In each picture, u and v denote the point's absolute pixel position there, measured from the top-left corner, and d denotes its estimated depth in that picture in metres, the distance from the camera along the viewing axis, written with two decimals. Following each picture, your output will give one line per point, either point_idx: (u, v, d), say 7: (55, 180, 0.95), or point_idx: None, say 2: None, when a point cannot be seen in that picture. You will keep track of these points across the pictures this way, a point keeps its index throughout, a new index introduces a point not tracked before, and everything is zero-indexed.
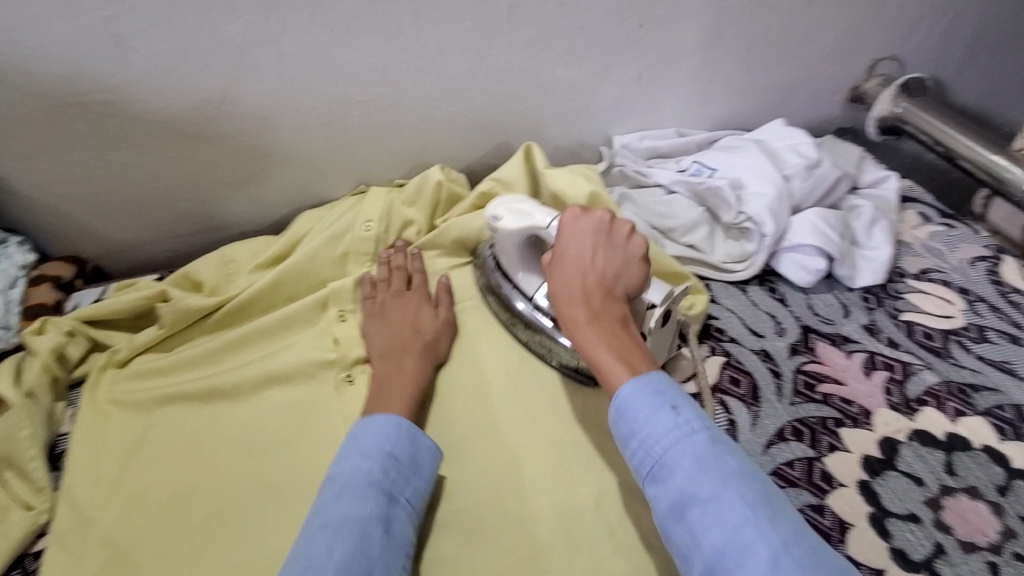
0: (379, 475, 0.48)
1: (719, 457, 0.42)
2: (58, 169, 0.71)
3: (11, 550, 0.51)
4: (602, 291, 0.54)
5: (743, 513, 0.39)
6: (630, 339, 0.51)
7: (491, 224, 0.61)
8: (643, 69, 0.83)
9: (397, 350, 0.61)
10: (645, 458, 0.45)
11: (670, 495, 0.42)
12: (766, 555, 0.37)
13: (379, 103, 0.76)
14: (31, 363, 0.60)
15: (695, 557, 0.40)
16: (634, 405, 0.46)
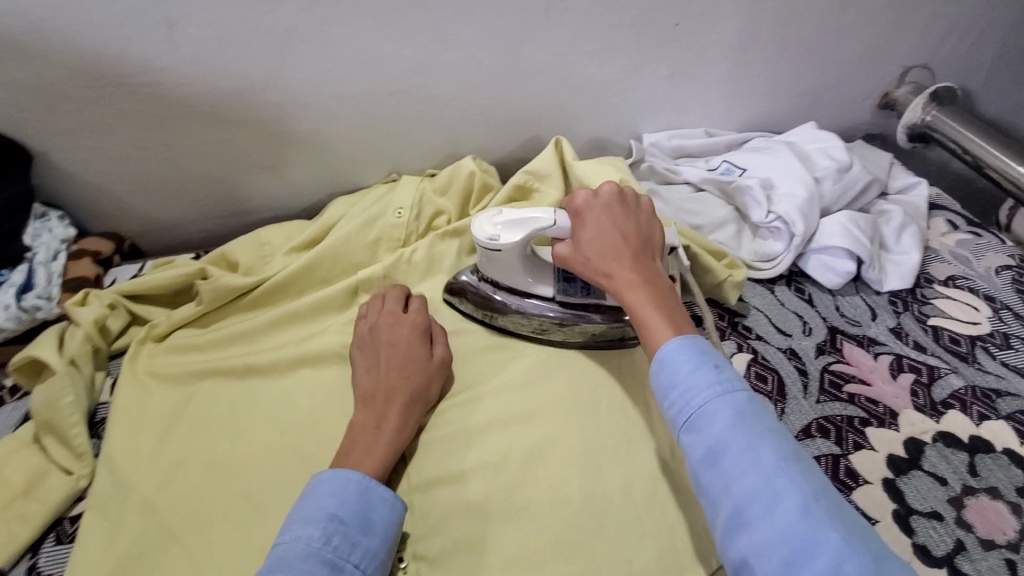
0: (320, 545, 0.44)
1: (756, 414, 0.42)
2: (100, 146, 0.72)
3: (48, 512, 0.51)
4: (635, 253, 0.55)
5: (778, 465, 0.39)
6: (668, 295, 0.52)
7: (493, 244, 0.63)
8: (676, 69, 0.84)
9: (381, 393, 0.56)
10: (682, 408, 0.44)
11: (705, 443, 0.41)
12: (796, 504, 0.37)
13: (415, 94, 0.77)
14: (74, 333, 0.60)
15: (725, 503, 0.39)
16: (680, 356, 0.45)
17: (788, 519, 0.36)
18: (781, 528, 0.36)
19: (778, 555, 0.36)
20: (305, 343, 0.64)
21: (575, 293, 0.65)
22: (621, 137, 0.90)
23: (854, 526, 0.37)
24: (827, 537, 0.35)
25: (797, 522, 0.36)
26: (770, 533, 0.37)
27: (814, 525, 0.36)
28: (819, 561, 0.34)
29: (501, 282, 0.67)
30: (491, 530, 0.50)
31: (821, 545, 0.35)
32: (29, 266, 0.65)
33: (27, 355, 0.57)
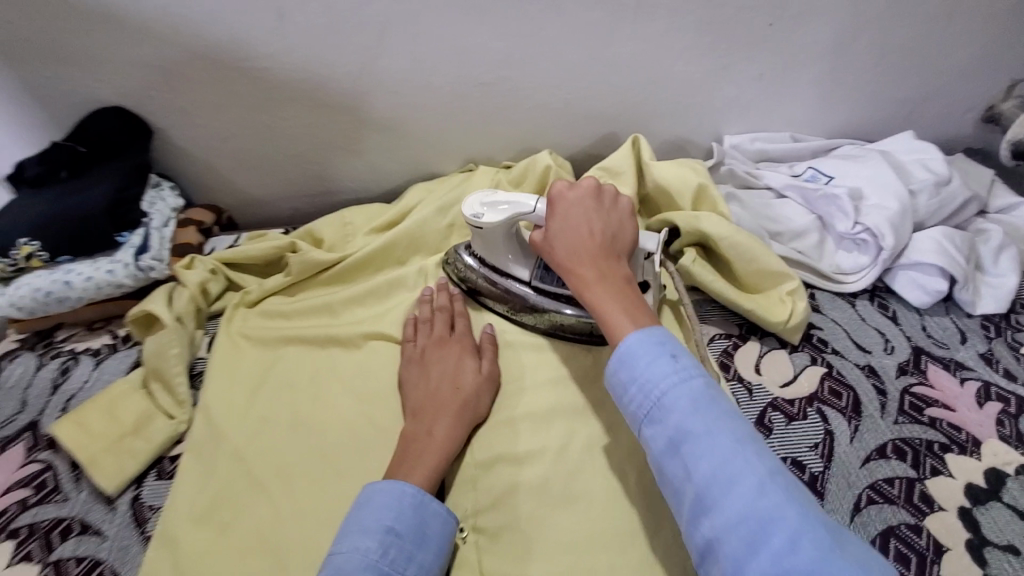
0: (377, 557, 0.45)
1: (713, 398, 0.42)
2: (210, 124, 0.79)
3: (153, 448, 0.57)
4: (603, 248, 0.53)
5: (735, 448, 0.40)
6: (631, 291, 0.51)
7: (474, 222, 0.62)
8: (765, 70, 0.82)
9: (429, 408, 0.57)
10: (642, 400, 0.44)
11: (666, 433, 0.42)
12: (755, 483, 0.38)
13: (499, 87, 0.79)
14: (182, 292, 0.67)
15: (687, 490, 0.40)
16: (639, 351, 0.45)
17: (747, 502, 0.38)
18: (740, 511, 0.37)
19: (738, 538, 0.37)
20: (381, 320, 0.68)
21: (551, 282, 0.64)
22: (699, 138, 0.89)
23: (807, 502, 0.38)
24: (782, 516, 0.37)
25: (753, 503, 0.37)
26: (729, 516, 0.38)
27: (770, 505, 0.37)
28: (776, 540, 0.36)
29: (486, 259, 0.66)
30: (547, 512, 0.52)
31: (778, 524, 0.36)
32: (145, 229, 0.70)
33: (143, 308, 0.63)
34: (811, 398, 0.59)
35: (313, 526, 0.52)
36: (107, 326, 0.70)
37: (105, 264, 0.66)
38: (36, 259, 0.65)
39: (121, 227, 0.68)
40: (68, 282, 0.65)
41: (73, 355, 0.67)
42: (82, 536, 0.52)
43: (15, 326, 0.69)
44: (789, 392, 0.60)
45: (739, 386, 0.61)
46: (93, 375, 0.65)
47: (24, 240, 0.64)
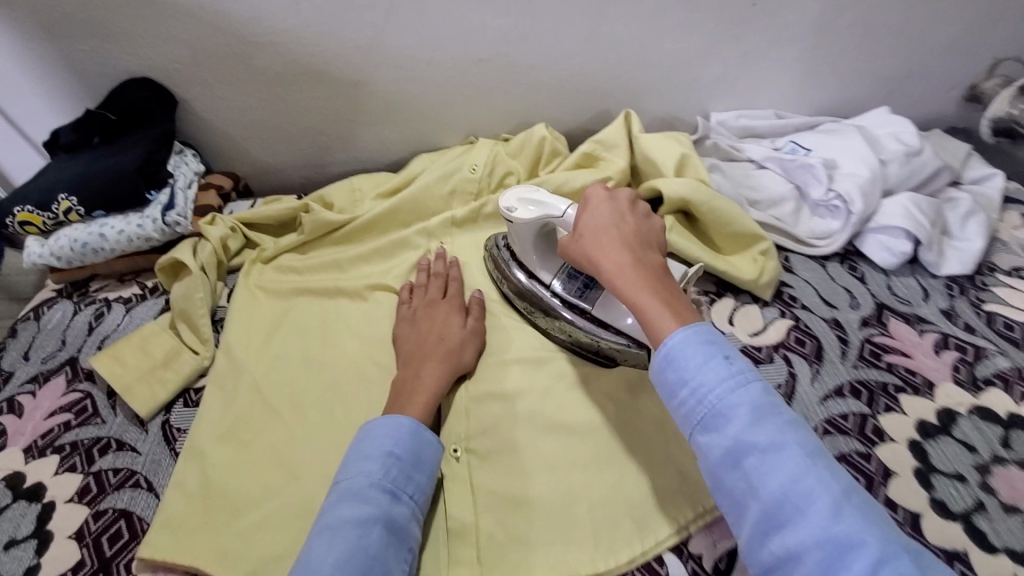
0: (380, 477, 0.47)
1: (774, 409, 0.41)
2: (230, 96, 0.85)
3: (180, 380, 0.63)
4: (634, 242, 0.53)
5: (803, 462, 0.38)
6: (669, 284, 0.50)
7: (507, 215, 0.64)
8: (751, 48, 0.87)
9: (419, 356, 0.61)
10: (695, 407, 0.43)
11: (724, 444, 0.41)
12: (827, 502, 0.37)
13: (499, 63, 0.84)
14: (205, 246, 0.73)
15: (751, 505, 0.39)
16: (687, 349, 0.44)
17: (821, 522, 0.36)
18: (815, 532, 0.36)
19: (813, 560, 0.36)
20: (385, 276, 0.74)
21: (572, 291, 0.65)
22: (689, 114, 0.94)
23: (881, 521, 0.37)
24: (861, 540, 0.35)
25: (829, 526, 0.36)
26: (805, 536, 0.36)
27: (848, 528, 0.36)
28: (856, 566, 0.34)
29: (515, 256, 0.69)
30: (532, 436, 0.57)
31: (856, 548, 0.35)
32: (171, 189, 0.76)
33: (172, 256, 0.69)
34: (777, 345, 0.64)
35: (324, 446, 0.58)
36: (135, 278, 0.76)
37: (136, 219, 0.72)
38: (74, 213, 0.72)
39: (150, 185, 0.74)
40: (102, 235, 0.71)
41: (105, 302, 0.74)
42: (119, 452, 0.58)
43: (54, 277, 0.76)
44: (759, 340, 0.65)
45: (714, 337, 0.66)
46: (124, 319, 0.71)
47: (64, 196, 0.71)
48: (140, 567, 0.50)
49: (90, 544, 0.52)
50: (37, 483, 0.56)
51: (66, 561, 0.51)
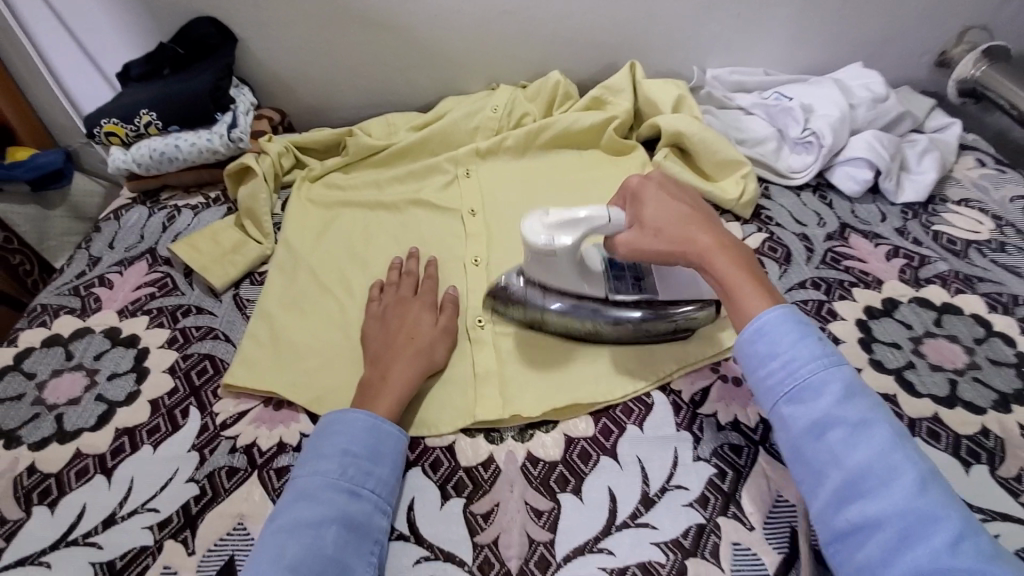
0: (336, 477, 0.48)
1: (863, 391, 0.43)
2: (281, 38, 0.96)
3: (247, 263, 0.75)
4: (706, 222, 0.54)
5: (892, 440, 0.40)
6: (748, 255, 0.52)
7: (550, 246, 0.56)
8: (744, 10, 0.97)
9: (388, 355, 0.59)
10: (784, 379, 0.44)
11: (812, 415, 0.42)
12: (913, 479, 0.38)
13: (520, 15, 0.95)
14: (265, 159, 0.85)
15: (833, 475, 0.40)
16: (781, 328, 0.45)
17: (906, 496, 0.38)
18: (898, 504, 0.38)
19: (891, 528, 0.37)
20: (418, 193, 0.85)
21: (627, 290, 0.61)
22: (687, 70, 1.05)
23: (962, 504, 0.38)
24: (945, 515, 0.37)
25: (913, 499, 0.38)
26: (888, 506, 0.38)
27: (930, 502, 0.37)
28: (937, 537, 0.36)
29: (550, 286, 0.61)
30: None
31: (938, 522, 0.37)
32: (233, 112, 0.86)
33: (239, 162, 0.81)
34: (753, 252, 0.76)
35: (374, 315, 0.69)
36: (200, 190, 0.88)
37: (206, 134, 0.84)
38: (153, 126, 0.83)
39: (218, 107, 0.85)
40: (177, 146, 0.83)
41: (176, 208, 0.85)
42: (200, 314, 0.70)
43: (131, 185, 0.88)
44: None
45: None
46: (194, 220, 0.83)
47: (145, 111, 0.83)
48: (225, 393, 0.61)
49: (182, 376, 0.63)
50: (133, 335, 0.67)
51: (163, 387, 0.62)
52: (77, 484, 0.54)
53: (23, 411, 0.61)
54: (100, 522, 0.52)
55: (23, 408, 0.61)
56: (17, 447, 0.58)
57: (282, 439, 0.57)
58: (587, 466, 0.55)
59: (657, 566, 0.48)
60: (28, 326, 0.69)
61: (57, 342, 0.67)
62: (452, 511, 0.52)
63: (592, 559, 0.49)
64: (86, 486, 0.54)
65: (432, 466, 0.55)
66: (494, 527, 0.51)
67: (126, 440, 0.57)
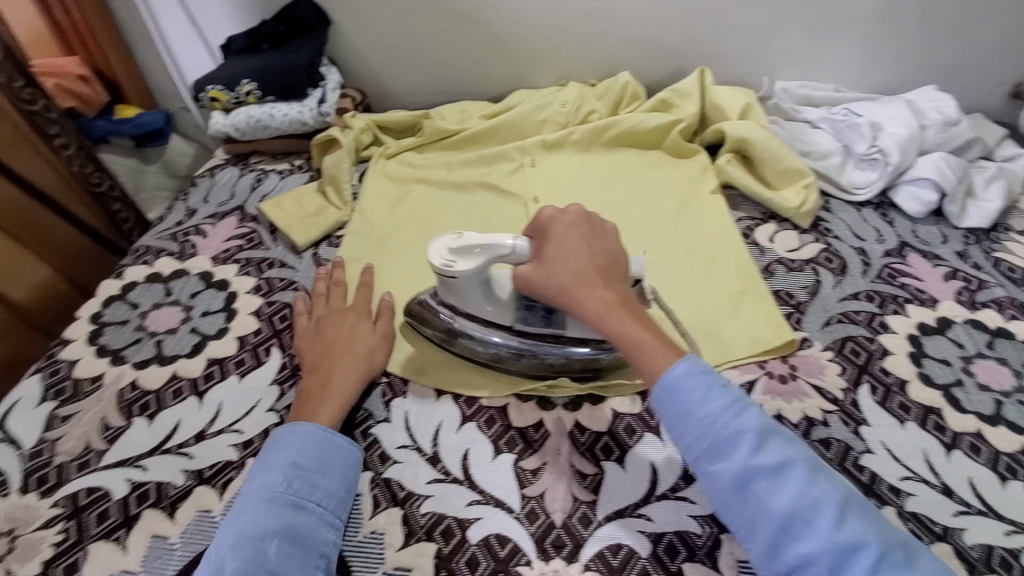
0: (280, 489, 0.48)
1: (771, 430, 0.45)
2: (371, 22, 1.02)
3: (329, 227, 0.81)
4: (606, 273, 0.53)
5: (803, 477, 0.43)
6: (641, 311, 0.53)
7: (447, 271, 0.57)
8: (818, 25, 0.99)
9: (326, 364, 0.59)
10: (700, 438, 0.46)
11: (731, 471, 0.44)
12: (832, 513, 0.41)
13: (597, 16, 0.99)
14: (349, 133, 0.91)
15: (764, 523, 0.43)
16: (689, 384, 0.47)
17: (827, 529, 0.41)
18: (822, 539, 0.41)
19: (825, 564, 0.40)
20: (486, 177, 0.90)
21: (535, 323, 0.60)
22: (754, 81, 1.06)
23: (877, 520, 0.42)
24: (864, 542, 0.40)
25: (836, 532, 0.41)
26: (817, 545, 0.41)
27: (851, 531, 0.41)
28: (861, 566, 0.39)
29: (459, 308, 0.62)
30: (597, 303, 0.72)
31: (861, 549, 0.40)
32: (323, 88, 0.94)
33: (328, 133, 0.88)
34: (809, 260, 0.77)
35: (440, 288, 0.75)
36: (286, 157, 0.96)
37: (297, 107, 0.91)
38: (252, 95, 0.91)
39: (311, 83, 0.93)
40: (271, 115, 0.90)
41: (263, 171, 0.92)
42: (283, 267, 0.76)
43: (226, 148, 0.96)
44: (795, 255, 0.79)
45: (755, 248, 0.80)
46: (280, 183, 0.90)
47: (246, 82, 0.90)
48: None
49: (266, 319, 0.69)
50: (224, 279, 0.74)
51: (249, 327, 0.68)
52: (173, 402, 0.60)
53: (127, 334, 0.67)
54: (192, 436, 0.57)
55: (127, 332, 0.67)
56: (122, 364, 0.64)
57: None
58: (632, 439, 0.57)
59: (693, 537, 0.51)
60: (133, 262, 0.77)
61: (158, 279, 0.74)
62: (503, 463, 0.56)
63: (632, 522, 0.52)
64: (180, 404, 0.60)
65: (486, 423, 0.59)
66: (542, 482, 0.54)
67: (217, 369, 0.63)
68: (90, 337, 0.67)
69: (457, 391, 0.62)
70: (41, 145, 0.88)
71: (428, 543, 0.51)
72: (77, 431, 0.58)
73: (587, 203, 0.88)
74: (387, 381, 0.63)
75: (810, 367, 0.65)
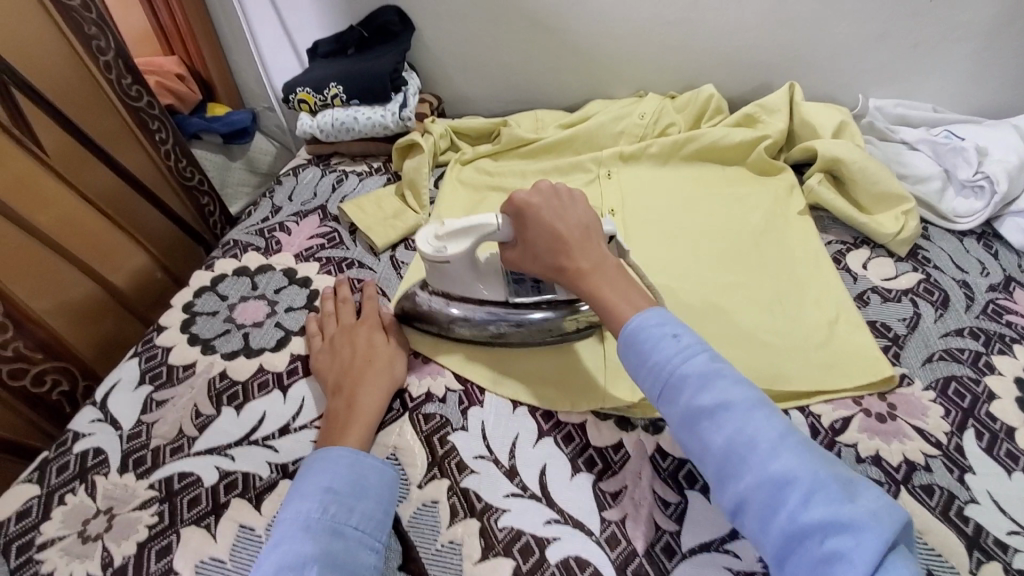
0: (317, 514, 0.46)
1: (718, 373, 0.46)
2: (453, 29, 1.03)
3: (406, 230, 0.82)
4: (583, 240, 0.56)
5: (743, 416, 0.43)
6: (622, 272, 0.55)
7: (438, 256, 0.60)
8: (921, 41, 0.93)
9: (349, 381, 0.59)
10: (652, 382, 0.48)
11: (678, 412, 0.46)
12: (765, 447, 0.42)
13: (683, 27, 0.97)
14: (428, 138, 0.93)
15: (707, 459, 0.44)
16: (645, 335, 0.49)
17: (762, 464, 0.42)
18: (757, 474, 0.41)
19: (758, 499, 0.41)
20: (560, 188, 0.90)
21: (526, 292, 0.63)
22: (845, 98, 1.01)
23: (816, 457, 0.42)
24: (794, 476, 0.40)
25: (768, 466, 0.41)
26: (750, 479, 0.42)
27: (786, 466, 0.41)
28: (790, 499, 0.40)
29: (451, 292, 0.64)
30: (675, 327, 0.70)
31: (793, 483, 0.40)
32: (405, 93, 0.95)
33: (409, 138, 0.89)
34: (906, 291, 0.73)
35: None
36: (365, 160, 0.98)
37: (380, 111, 0.93)
38: (338, 99, 0.94)
39: (394, 88, 0.95)
40: (356, 118, 0.93)
41: (344, 172, 0.95)
42: (362, 268, 0.78)
43: (309, 148, 1.00)
44: (891, 284, 0.74)
45: (846, 274, 0.76)
46: (360, 185, 0.92)
47: (334, 85, 0.93)
48: None
49: None
50: (307, 277, 0.76)
51: None
52: (259, 394, 0.62)
53: (217, 324, 0.70)
54: (277, 430, 0.59)
55: (217, 322, 0.70)
56: (213, 354, 0.66)
57: (430, 389, 0.63)
58: None
59: None
60: (223, 255, 0.80)
61: (245, 273, 0.77)
62: (582, 483, 0.54)
63: (718, 557, 0.49)
64: (266, 397, 0.62)
65: (564, 440, 0.58)
66: (622, 506, 0.53)
67: (300, 365, 0.65)
68: (183, 325, 0.70)
69: (534, 404, 0.61)
70: (143, 139, 0.93)
71: (506, 559, 0.50)
72: (171, 416, 0.60)
73: (665, 217, 0.85)
74: (464, 389, 0.63)
75: (909, 407, 0.61)
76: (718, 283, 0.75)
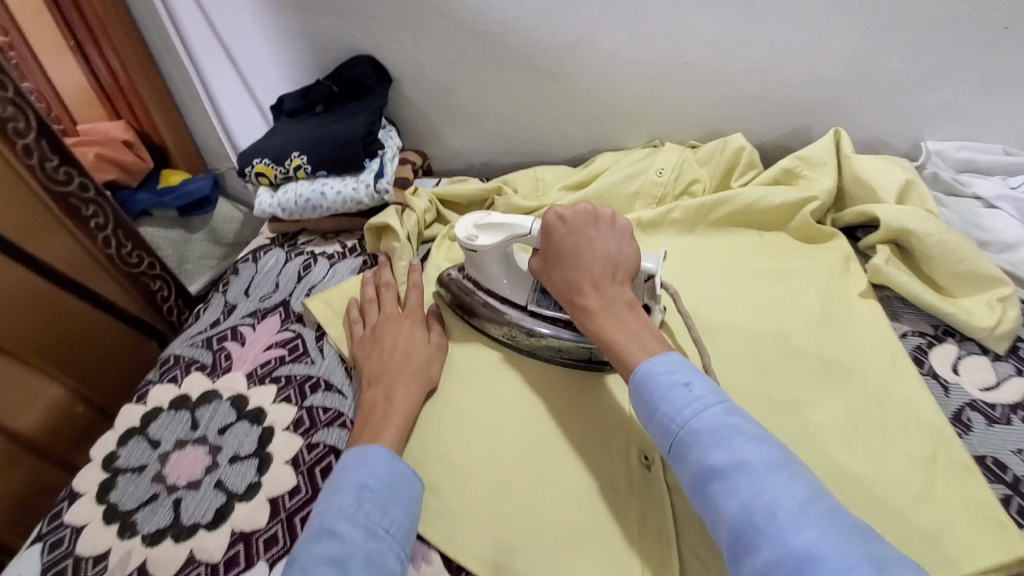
0: (352, 511, 0.43)
1: (733, 428, 0.41)
2: (436, 78, 0.89)
3: None
4: (603, 276, 0.53)
5: (760, 478, 0.38)
6: (636, 312, 0.51)
7: (467, 244, 0.61)
8: (990, 75, 0.78)
9: (388, 375, 0.57)
10: (664, 433, 0.43)
11: (690, 471, 0.41)
12: (788, 519, 0.36)
13: (703, 68, 0.82)
14: (410, 215, 0.77)
15: (721, 528, 0.38)
16: (653, 381, 0.45)
17: (782, 537, 0.35)
18: (774, 549, 0.35)
19: None
20: None
21: (548, 304, 0.62)
22: (898, 140, 0.86)
23: (852, 531, 0.35)
24: (820, 552, 0.34)
25: (790, 536, 0.35)
26: (768, 554, 0.35)
27: (811, 540, 0.35)
28: None
29: (480, 282, 0.65)
30: None
31: (817, 564, 0.34)
32: (381, 158, 0.81)
33: (382, 220, 0.74)
34: (1015, 406, 0.58)
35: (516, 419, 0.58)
36: (338, 236, 0.83)
37: (352, 182, 0.79)
38: (302, 170, 0.80)
39: (367, 154, 0.80)
40: (323, 194, 0.79)
41: (312, 254, 0.80)
42: (328, 392, 0.62)
43: (272, 226, 0.85)
44: (994, 395, 0.59)
45: (934, 382, 0.61)
46: (329, 272, 0.77)
47: (296, 154, 0.80)
48: None
49: (305, 473, 0.55)
50: (259, 408, 0.61)
51: (285, 485, 0.54)
52: None
53: (141, 489, 0.56)
54: None
55: (142, 485, 0.56)
56: (133, 537, 0.53)
57: None
58: None
59: None
60: (160, 379, 0.66)
61: (184, 404, 0.63)
62: None
63: None
64: None
65: None
66: None
67: (241, 550, 0.51)
68: (101, 491, 0.56)
69: None
70: (74, 227, 0.80)
71: None
72: None
73: (698, 304, 0.70)
74: None
75: None
76: (772, 399, 0.60)
